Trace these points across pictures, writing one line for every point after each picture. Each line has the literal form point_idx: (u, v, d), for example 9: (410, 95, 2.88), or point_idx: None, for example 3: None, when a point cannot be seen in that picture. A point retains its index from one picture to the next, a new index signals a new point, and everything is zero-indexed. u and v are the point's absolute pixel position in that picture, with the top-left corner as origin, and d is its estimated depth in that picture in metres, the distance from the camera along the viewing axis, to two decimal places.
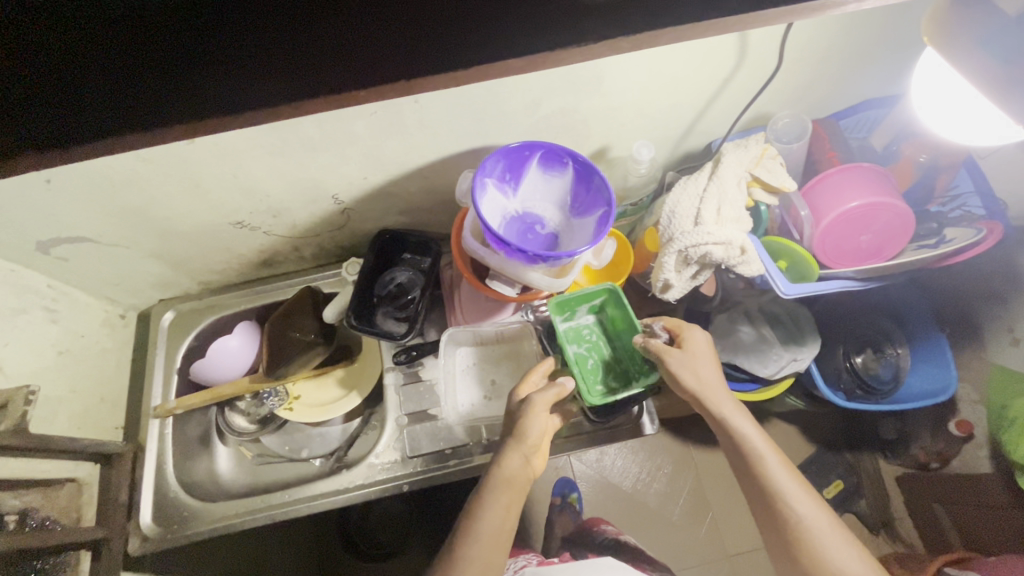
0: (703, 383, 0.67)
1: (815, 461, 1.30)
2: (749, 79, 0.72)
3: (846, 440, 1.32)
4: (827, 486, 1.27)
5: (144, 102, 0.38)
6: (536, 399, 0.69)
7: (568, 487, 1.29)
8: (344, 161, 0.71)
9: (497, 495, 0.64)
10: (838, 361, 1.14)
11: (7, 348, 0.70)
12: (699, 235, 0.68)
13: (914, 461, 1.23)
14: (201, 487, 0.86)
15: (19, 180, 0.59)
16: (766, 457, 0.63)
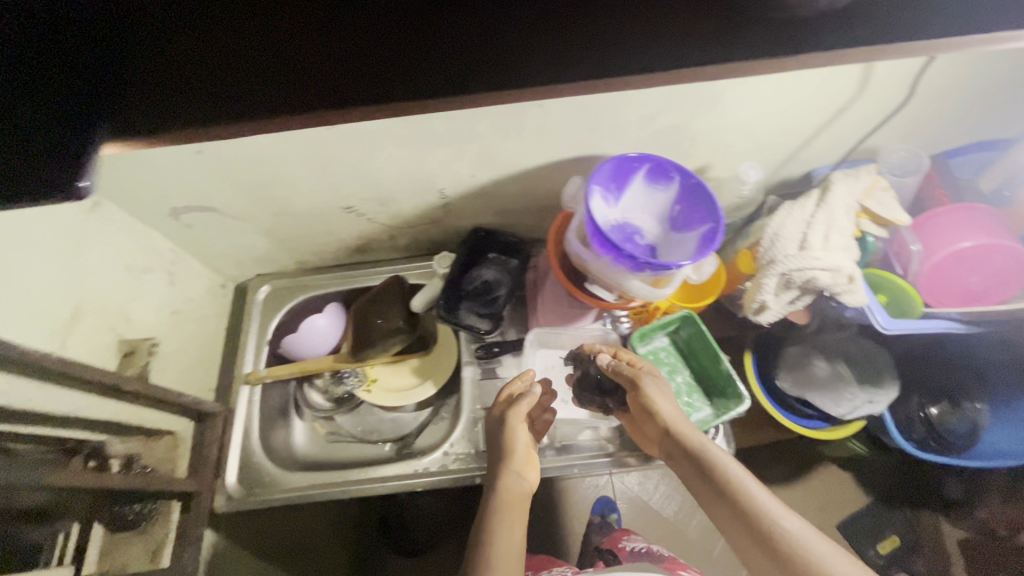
0: (670, 413, 0.69)
1: (865, 515, 1.27)
2: (866, 110, 0.72)
3: (905, 495, 1.27)
4: (881, 542, 1.24)
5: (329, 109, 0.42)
6: (513, 411, 0.73)
7: (608, 508, 1.27)
8: (459, 159, 0.74)
9: (502, 520, 0.64)
10: (911, 409, 1.09)
11: (136, 302, 0.75)
12: (805, 259, 0.67)
13: (981, 526, 1.18)
14: (278, 456, 0.90)
15: (177, 149, 0.65)
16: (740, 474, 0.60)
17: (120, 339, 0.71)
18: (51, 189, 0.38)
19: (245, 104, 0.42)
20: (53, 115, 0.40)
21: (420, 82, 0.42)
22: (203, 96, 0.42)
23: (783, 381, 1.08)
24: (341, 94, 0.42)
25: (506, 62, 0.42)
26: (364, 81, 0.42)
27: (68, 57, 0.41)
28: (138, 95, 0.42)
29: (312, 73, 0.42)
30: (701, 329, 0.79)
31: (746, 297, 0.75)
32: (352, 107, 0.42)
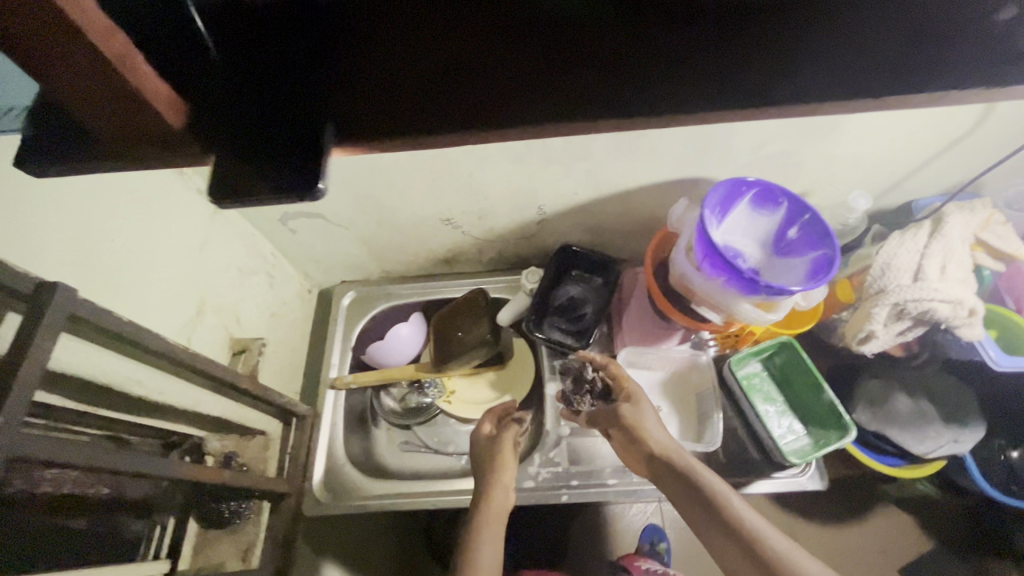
0: (663, 441, 0.68)
1: (926, 560, 1.22)
2: (982, 145, 0.71)
3: (968, 542, 1.23)
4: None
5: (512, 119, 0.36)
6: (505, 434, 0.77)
7: (658, 535, 1.15)
8: (565, 177, 0.75)
9: (488, 534, 0.66)
10: (990, 451, 1.05)
11: (244, 303, 0.77)
12: (922, 291, 0.67)
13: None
14: (356, 461, 0.91)
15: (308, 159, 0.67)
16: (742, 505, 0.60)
17: (231, 338, 0.73)
18: (293, 192, 0.33)
19: (493, 104, 0.36)
20: (288, 112, 0.34)
21: (685, 86, 0.36)
22: (438, 88, 0.36)
23: (859, 416, 1.06)
24: (599, 96, 0.36)
25: (757, 71, 0.36)
26: (624, 86, 0.36)
27: (289, 40, 0.35)
28: (372, 86, 0.36)
29: (564, 71, 0.36)
30: (802, 356, 0.79)
31: (850, 325, 0.75)
32: (613, 114, 0.36)
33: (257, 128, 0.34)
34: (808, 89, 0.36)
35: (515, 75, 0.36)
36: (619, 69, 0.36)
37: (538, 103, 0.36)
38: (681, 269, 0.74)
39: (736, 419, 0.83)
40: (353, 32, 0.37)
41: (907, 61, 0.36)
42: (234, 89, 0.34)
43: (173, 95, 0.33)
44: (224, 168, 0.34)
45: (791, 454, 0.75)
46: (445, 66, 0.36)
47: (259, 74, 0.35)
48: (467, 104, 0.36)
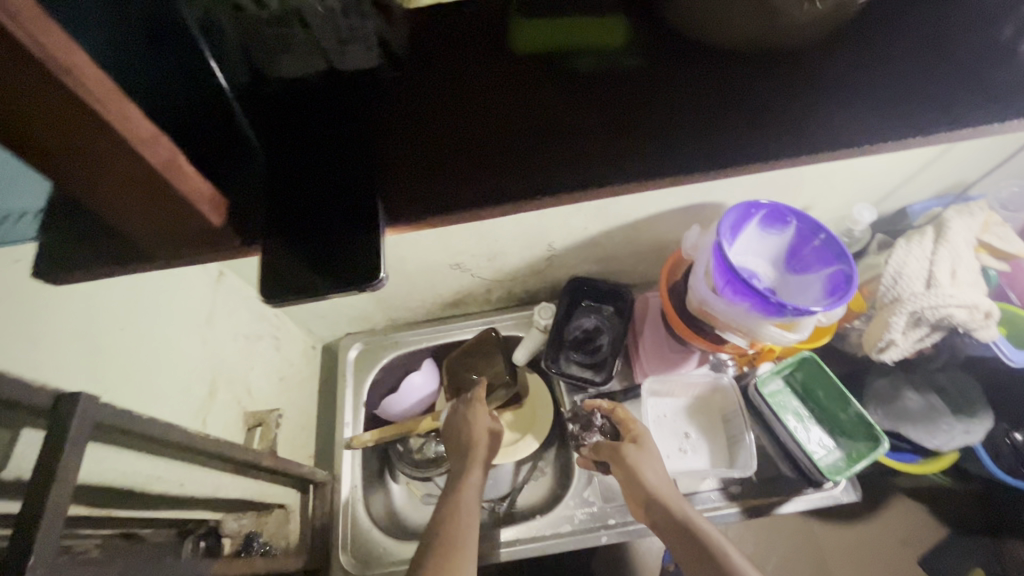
0: (660, 483, 0.69)
1: (945, 547, 1.22)
2: (974, 151, 0.74)
3: (985, 525, 1.23)
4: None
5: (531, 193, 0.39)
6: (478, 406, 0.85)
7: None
8: (576, 214, 0.75)
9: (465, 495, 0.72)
10: (996, 434, 1.06)
11: (254, 373, 0.73)
12: (938, 298, 0.68)
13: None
14: (379, 522, 0.87)
15: None
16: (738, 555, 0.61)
17: (245, 412, 0.70)
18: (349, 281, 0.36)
19: (521, 178, 0.40)
20: (340, 210, 0.38)
21: (691, 149, 0.40)
22: (468, 171, 0.40)
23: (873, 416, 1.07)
24: (619, 162, 0.40)
25: (761, 134, 0.40)
26: (636, 152, 0.40)
27: (335, 154, 0.40)
28: (408, 175, 0.40)
29: (581, 145, 0.40)
30: (824, 370, 0.79)
31: (869, 336, 0.75)
32: (631, 177, 0.39)
33: (310, 227, 0.38)
34: (816, 150, 0.39)
35: (537, 152, 0.40)
36: (630, 138, 0.41)
37: (561, 173, 0.40)
38: (700, 295, 0.73)
39: (764, 437, 0.83)
40: (387, 134, 0.41)
41: (902, 125, 0.40)
42: (289, 196, 0.39)
43: (218, 197, 0.36)
44: (279, 266, 0.36)
45: (828, 471, 0.75)
46: (473, 153, 0.41)
47: (310, 183, 0.39)
48: (496, 181, 0.40)
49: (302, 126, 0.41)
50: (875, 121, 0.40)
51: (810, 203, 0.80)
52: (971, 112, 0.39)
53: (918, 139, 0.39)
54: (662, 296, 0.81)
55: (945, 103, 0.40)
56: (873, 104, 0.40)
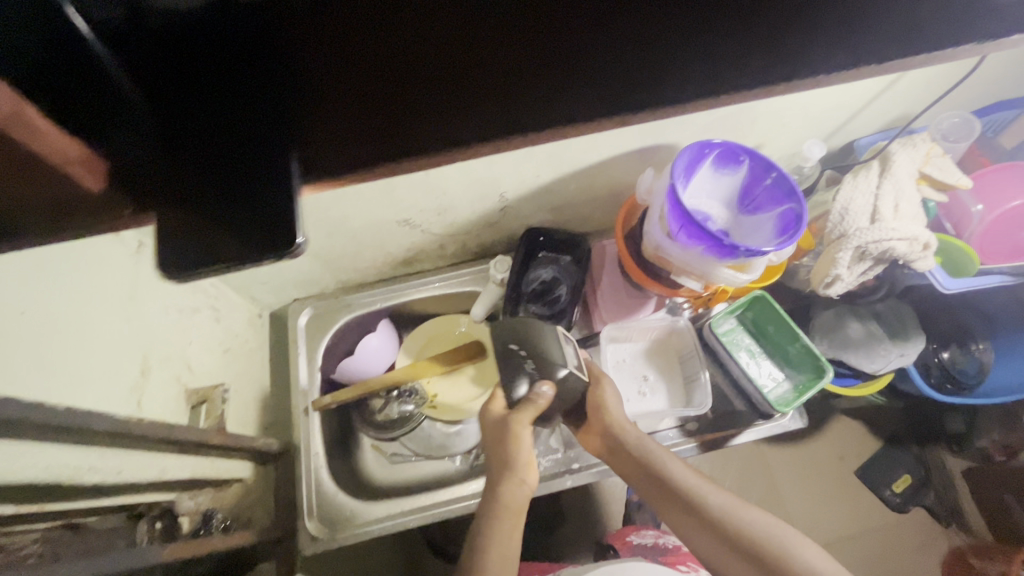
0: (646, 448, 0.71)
1: (877, 458, 1.33)
2: (922, 81, 0.73)
3: (912, 435, 1.34)
4: (895, 481, 1.30)
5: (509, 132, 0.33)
6: (518, 417, 0.68)
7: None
8: (528, 160, 0.71)
9: (499, 523, 0.64)
10: (927, 355, 1.14)
11: (192, 347, 0.69)
12: (881, 231, 0.69)
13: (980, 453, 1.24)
14: (347, 483, 0.86)
15: None
16: (772, 531, 0.63)
17: (186, 389, 0.66)
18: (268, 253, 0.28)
19: (473, 121, 0.33)
20: (251, 165, 0.30)
21: (683, 69, 0.34)
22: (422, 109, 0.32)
23: (820, 345, 1.11)
24: (589, 98, 0.33)
25: (747, 49, 0.35)
26: (631, 73, 0.33)
27: (239, 93, 0.31)
28: (336, 125, 0.32)
29: (542, 76, 0.33)
30: (776, 308, 0.80)
31: (817, 272, 0.78)
32: (616, 108, 0.33)
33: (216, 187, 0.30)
34: (784, 65, 0.34)
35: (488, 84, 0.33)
36: (596, 67, 0.33)
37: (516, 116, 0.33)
38: (655, 240, 0.73)
39: (717, 376, 0.85)
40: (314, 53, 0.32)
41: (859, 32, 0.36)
42: (180, 151, 0.30)
43: (95, 156, 0.29)
44: (183, 236, 0.29)
45: (777, 404, 0.78)
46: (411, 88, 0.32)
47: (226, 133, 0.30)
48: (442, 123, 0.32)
49: (185, 54, 0.30)
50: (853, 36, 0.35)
51: (763, 141, 0.79)
52: (933, 23, 0.36)
53: (879, 64, 0.35)
54: (618, 244, 0.80)
55: (909, 10, 0.37)
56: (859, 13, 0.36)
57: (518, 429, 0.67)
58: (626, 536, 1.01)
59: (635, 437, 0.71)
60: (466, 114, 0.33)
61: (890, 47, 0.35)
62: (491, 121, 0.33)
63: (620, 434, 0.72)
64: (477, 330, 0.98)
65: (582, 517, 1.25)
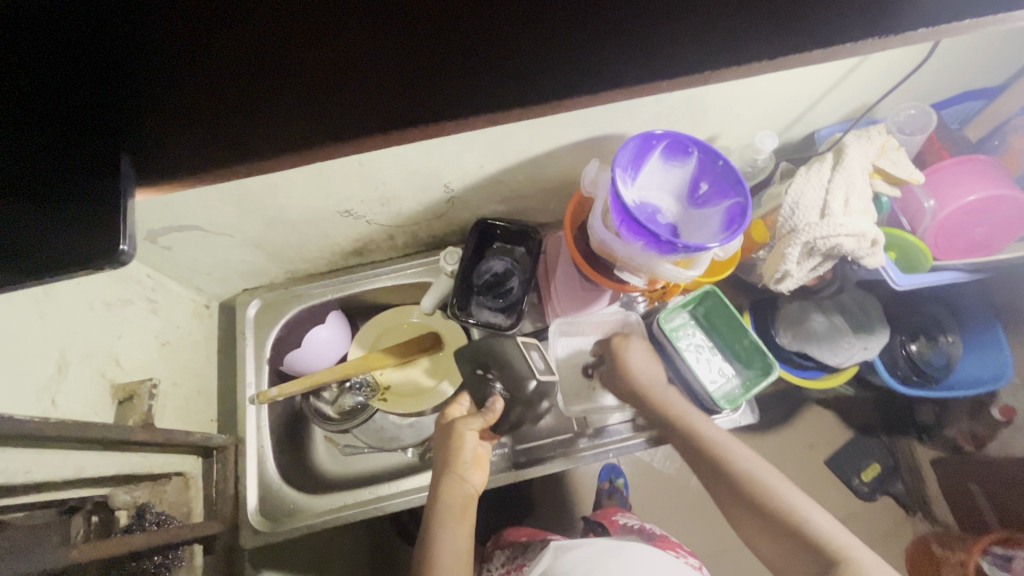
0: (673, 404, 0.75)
1: (846, 448, 1.31)
2: (877, 71, 0.71)
3: (882, 425, 1.33)
4: (864, 470, 1.29)
5: (340, 127, 0.31)
6: (465, 425, 0.72)
7: (614, 472, 1.23)
8: (468, 151, 0.68)
9: (451, 522, 0.67)
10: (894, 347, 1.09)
11: (122, 341, 0.67)
12: (829, 227, 0.68)
13: (949, 444, 1.23)
14: (297, 475, 0.86)
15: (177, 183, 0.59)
16: (807, 512, 0.63)
17: (112, 384, 0.65)
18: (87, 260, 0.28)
19: (303, 119, 0.31)
20: (76, 172, 0.30)
21: (540, 58, 0.31)
22: (248, 102, 0.31)
23: (783, 338, 1.08)
24: (419, 107, 0.31)
25: (618, 35, 0.32)
26: (476, 63, 0.31)
27: (69, 88, 0.30)
28: (163, 132, 0.31)
29: (372, 83, 0.31)
30: (726, 304, 0.79)
31: (768, 267, 0.76)
32: (459, 108, 0.31)
33: (41, 190, 0.29)
34: (662, 52, 0.31)
35: (318, 90, 0.31)
36: (435, 75, 0.31)
37: (342, 122, 0.31)
38: (599, 235, 0.71)
39: (668, 369, 0.85)
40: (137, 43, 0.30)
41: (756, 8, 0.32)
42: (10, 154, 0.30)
43: None
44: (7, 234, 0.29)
45: (722, 400, 0.78)
46: (240, 97, 0.31)
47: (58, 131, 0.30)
48: (268, 132, 0.31)
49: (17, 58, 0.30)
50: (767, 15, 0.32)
51: (716, 132, 0.77)
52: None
53: (772, 51, 0.32)
54: (568, 237, 0.78)
55: None
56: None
57: (458, 434, 0.71)
58: (611, 515, 0.98)
59: (680, 415, 0.74)
60: (292, 114, 0.31)
61: (789, 25, 0.31)
62: (319, 121, 0.31)
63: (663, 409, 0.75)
64: (432, 321, 0.96)
65: (550, 505, 1.24)
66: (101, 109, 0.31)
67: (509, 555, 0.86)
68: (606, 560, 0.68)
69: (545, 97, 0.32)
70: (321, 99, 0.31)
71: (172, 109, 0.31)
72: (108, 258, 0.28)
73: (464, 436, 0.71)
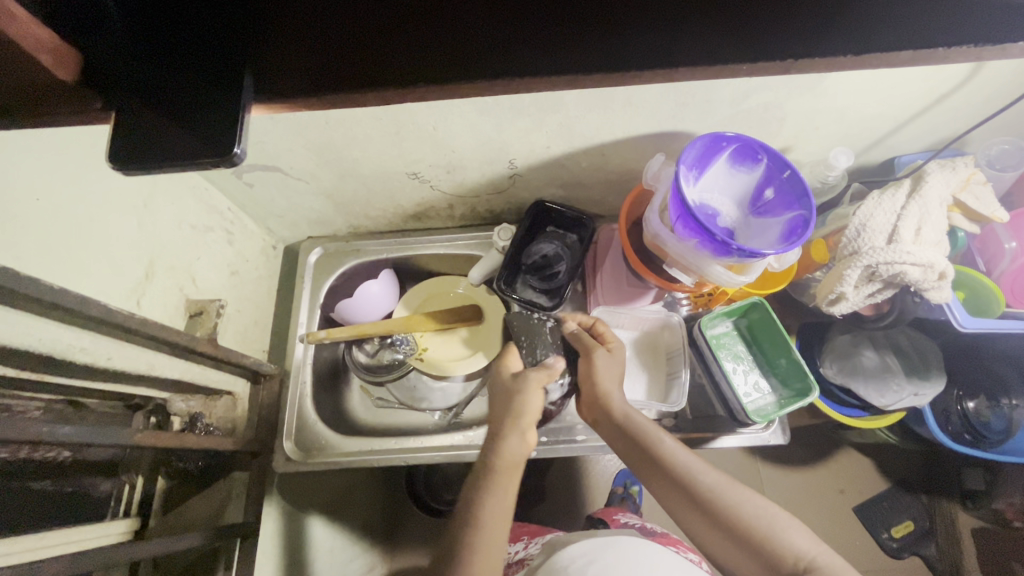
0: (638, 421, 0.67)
1: (882, 498, 1.22)
2: (973, 100, 0.68)
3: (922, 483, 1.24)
4: (896, 526, 1.19)
5: (428, 68, 0.32)
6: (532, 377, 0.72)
7: (630, 480, 1.21)
8: (537, 129, 0.70)
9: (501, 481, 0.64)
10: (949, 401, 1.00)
11: (200, 263, 0.74)
12: (895, 254, 0.66)
13: (995, 516, 1.14)
14: (329, 416, 0.91)
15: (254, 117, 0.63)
16: (769, 517, 0.59)
17: (187, 299, 0.71)
18: (199, 158, 0.31)
19: (391, 57, 0.32)
20: (204, 80, 0.32)
21: (618, 26, 0.32)
22: (345, 29, 0.32)
23: (827, 369, 1.00)
24: (505, 58, 0.32)
25: (689, 16, 0.32)
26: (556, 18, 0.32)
27: (199, 6, 0.32)
28: (282, 51, 0.32)
29: (460, 26, 0.32)
30: (773, 318, 0.78)
31: (823, 287, 0.74)
32: (530, 68, 0.32)
33: (174, 94, 0.32)
34: (729, 42, 0.32)
35: (414, 29, 0.32)
36: (517, 27, 0.32)
37: (429, 63, 0.32)
38: (654, 229, 0.71)
39: (705, 378, 0.84)
40: None
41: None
42: (148, 54, 0.32)
43: (70, 50, 0.30)
44: (132, 125, 0.32)
45: (755, 414, 0.76)
46: (348, 30, 0.32)
47: (185, 45, 0.32)
48: (358, 62, 0.32)
49: None
50: (863, 11, 0.31)
51: (789, 144, 0.75)
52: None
53: (833, 56, 0.32)
54: (622, 229, 0.79)
55: None
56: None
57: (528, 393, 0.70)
58: (615, 510, 0.98)
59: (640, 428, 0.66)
60: (384, 49, 0.32)
61: (856, 30, 0.31)
62: (404, 61, 0.32)
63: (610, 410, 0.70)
64: (476, 294, 0.99)
65: (560, 499, 1.25)
66: (222, 30, 0.32)
67: (513, 549, 0.87)
68: (604, 553, 0.68)
69: (611, 64, 0.32)
70: (409, 41, 0.32)
71: (283, 35, 0.32)
72: (225, 160, 0.31)
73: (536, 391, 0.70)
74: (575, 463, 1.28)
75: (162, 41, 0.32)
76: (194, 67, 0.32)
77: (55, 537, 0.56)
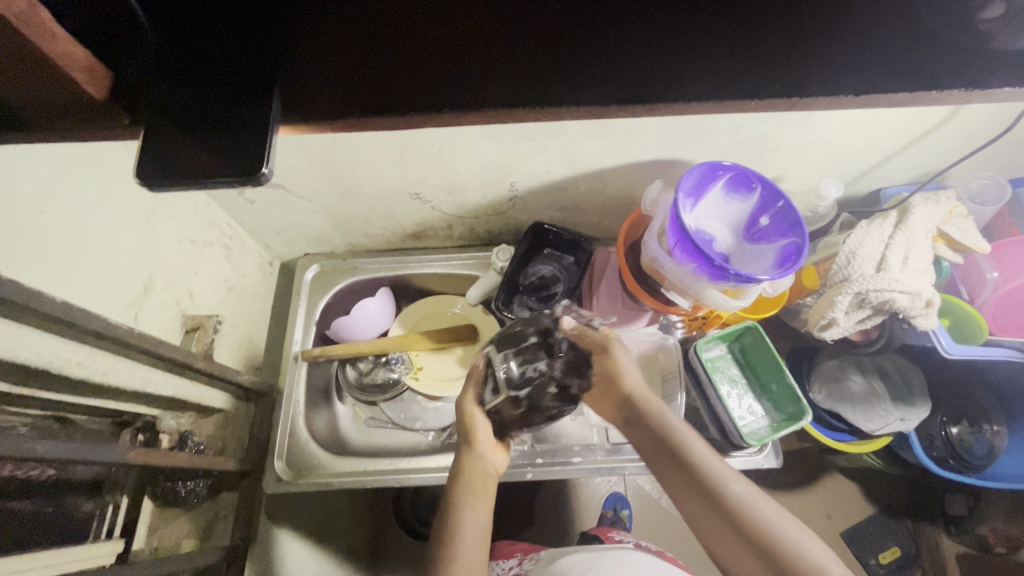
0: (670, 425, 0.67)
1: (868, 524, 1.22)
2: (953, 138, 0.71)
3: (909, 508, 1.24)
4: (883, 552, 1.20)
5: (445, 97, 0.34)
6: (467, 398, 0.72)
7: (621, 503, 1.20)
8: (539, 154, 0.72)
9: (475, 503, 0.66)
10: (934, 427, 1.01)
11: (198, 278, 0.73)
12: (885, 281, 0.68)
13: (978, 541, 1.15)
14: (319, 435, 0.89)
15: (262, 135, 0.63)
16: (795, 534, 0.58)
17: (184, 314, 0.70)
18: (223, 176, 0.32)
19: (411, 85, 0.34)
20: (235, 102, 0.33)
21: (615, 62, 0.33)
22: (372, 50, 0.33)
23: (816, 394, 1.03)
24: (514, 92, 0.34)
25: (683, 50, 0.33)
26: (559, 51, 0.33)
27: (230, 30, 0.33)
28: (312, 77, 0.33)
29: (472, 57, 0.33)
30: (767, 340, 0.79)
31: (814, 313, 0.76)
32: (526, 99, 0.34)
33: (202, 115, 0.32)
34: (717, 82, 0.34)
35: (435, 56, 0.33)
36: (521, 60, 0.33)
37: (442, 93, 0.34)
38: (651, 253, 0.73)
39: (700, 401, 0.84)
40: None
41: (814, 39, 0.33)
42: (175, 75, 0.32)
43: (102, 69, 0.31)
44: (159, 143, 0.33)
45: (749, 437, 0.77)
46: (373, 57, 0.33)
47: (216, 69, 0.33)
48: (378, 90, 0.34)
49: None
50: (842, 52, 0.33)
51: (782, 173, 0.78)
52: (900, 46, 0.33)
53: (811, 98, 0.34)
54: (619, 252, 0.81)
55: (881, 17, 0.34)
56: (870, 36, 0.33)
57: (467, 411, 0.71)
58: (608, 533, 0.97)
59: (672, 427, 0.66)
60: (405, 75, 0.33)
61: (838, 74, 0.33)
62: (424, 89, 0.34)
63: (642, 406, 0.68)
64: (473, 313, 0.99)
65: (549, 523, 1.23)
66: (250, 54, 0.33)
67: (504, 567, 0.85)
68: (603, 561, 0.68)
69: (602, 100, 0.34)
70: (426, 69, 0.33)
71: (311, 60, 0.33)
72: (251, 178, 0.32)
73: (475, 416, 0.71)
74: (565, 486, 1.27)
75: (190, 65, 0.32)
76: (226, 90, 0.33)
77: (34, 560, 0.53)
